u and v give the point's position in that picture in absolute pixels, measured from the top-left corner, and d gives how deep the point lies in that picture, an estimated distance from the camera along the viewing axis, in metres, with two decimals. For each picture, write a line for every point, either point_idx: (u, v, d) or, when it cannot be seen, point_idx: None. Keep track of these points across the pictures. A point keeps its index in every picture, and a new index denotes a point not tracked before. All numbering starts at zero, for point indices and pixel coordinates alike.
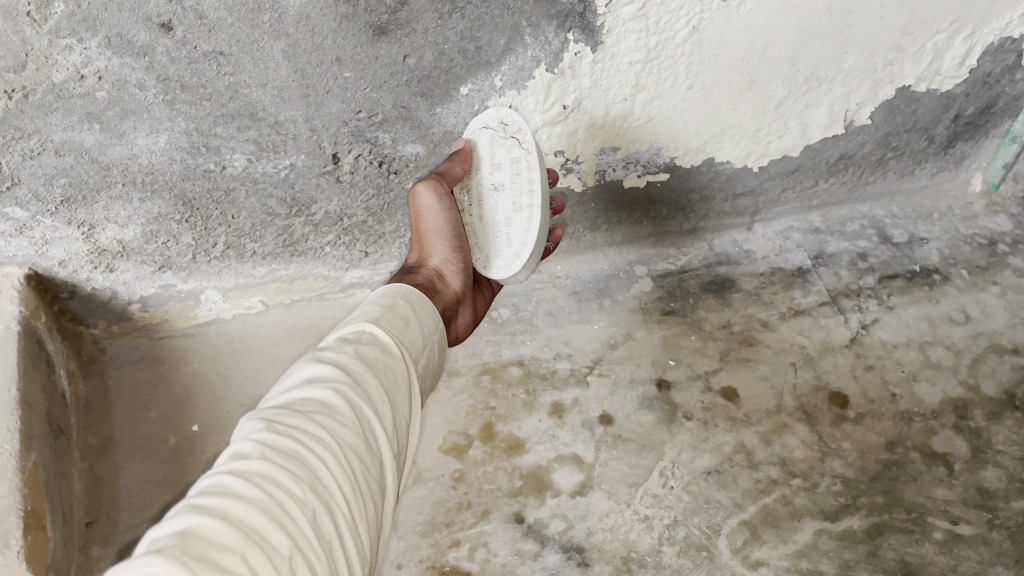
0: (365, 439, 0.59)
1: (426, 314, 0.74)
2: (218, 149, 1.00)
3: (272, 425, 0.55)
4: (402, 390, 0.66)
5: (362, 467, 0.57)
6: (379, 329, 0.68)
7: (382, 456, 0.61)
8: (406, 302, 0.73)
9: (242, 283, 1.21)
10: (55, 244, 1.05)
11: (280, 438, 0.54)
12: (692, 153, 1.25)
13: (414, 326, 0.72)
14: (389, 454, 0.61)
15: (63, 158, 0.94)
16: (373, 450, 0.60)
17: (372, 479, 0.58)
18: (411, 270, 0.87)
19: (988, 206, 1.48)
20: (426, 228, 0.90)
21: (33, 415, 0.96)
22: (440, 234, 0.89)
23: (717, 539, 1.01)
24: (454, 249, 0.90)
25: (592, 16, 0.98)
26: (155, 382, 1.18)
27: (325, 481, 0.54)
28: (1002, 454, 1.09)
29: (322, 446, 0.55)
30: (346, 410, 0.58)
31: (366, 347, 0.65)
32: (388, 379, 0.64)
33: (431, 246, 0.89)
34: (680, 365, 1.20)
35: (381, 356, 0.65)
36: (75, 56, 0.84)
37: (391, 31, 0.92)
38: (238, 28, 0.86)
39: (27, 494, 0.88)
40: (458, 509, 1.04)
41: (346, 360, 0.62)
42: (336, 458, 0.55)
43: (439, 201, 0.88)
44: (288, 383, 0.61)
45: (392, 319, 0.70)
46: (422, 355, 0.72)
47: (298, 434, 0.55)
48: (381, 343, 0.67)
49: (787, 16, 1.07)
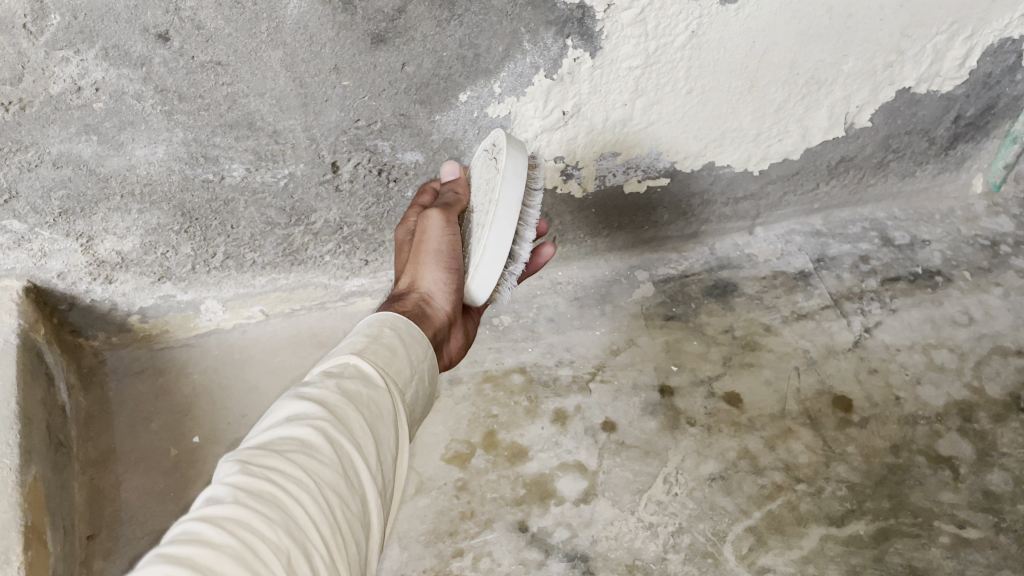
0: (346, 478, 0.56)
1: (414, 341, 0.71)
2: (217, 159, 0.99)
3: (246, 468, 0.53)
4: (388, 424, 0.63)
5: (343, 507, 0.55)
6: (364, 361, 0.65)
7: (365, 494, 0.58)
8: (393, 330, 0.70)
9: (242, 293, 1.20)
10: (54, 256, 1.04)
11: (254, 482, 0.52)
12: (692, 157, 1.25)
13: (402, 354, 0.69)
14: (373, 492, 0.59)
15: (61, 170, 0.94)
16: (354, 488, 0.57)
17: (354, 518, 0.56)
18: (398, 297, 0.80)
19: (990, 207, 1.48)
20: (426, 250, 0.83)
21: (32, 429, 0.95)
22: (439, 256, 0.81)
23: (722, 545, 1.00)
24: (450, 272, 0.81)
25: (590, 22, 0.98)
26: (155, 393, 1.18)
27: (301, 524, 0.52)
28: (1008, 457, 1.09)
29: (298, 488, 0.53)
30: (325, 449, 0.56)
31: (349, 380, 0.62)
32: (371, 414, 0.62)
33: (426, 269, 0.81)
34: (682, 370, 1.19)
35: (365, 389, 0.62)
36: (72, 68, 0.84)
37: (389, 39, 0.91)
38: (235, 38, 0.86)
39: (28, 509, 0.87)
40: (461, 518, 1.03)
41: (327, 396, 0.60)
42: (313, 500, 0.53)
43: (446, 226, 0.84)
44: (268, 420, 0.59)
45: (378, 348, 0.67)
46: (411, 384, 0.69)
47: (273, 476, 0.53)
48: (365, 376, 0.64)
49: (786, 19, 1.06)
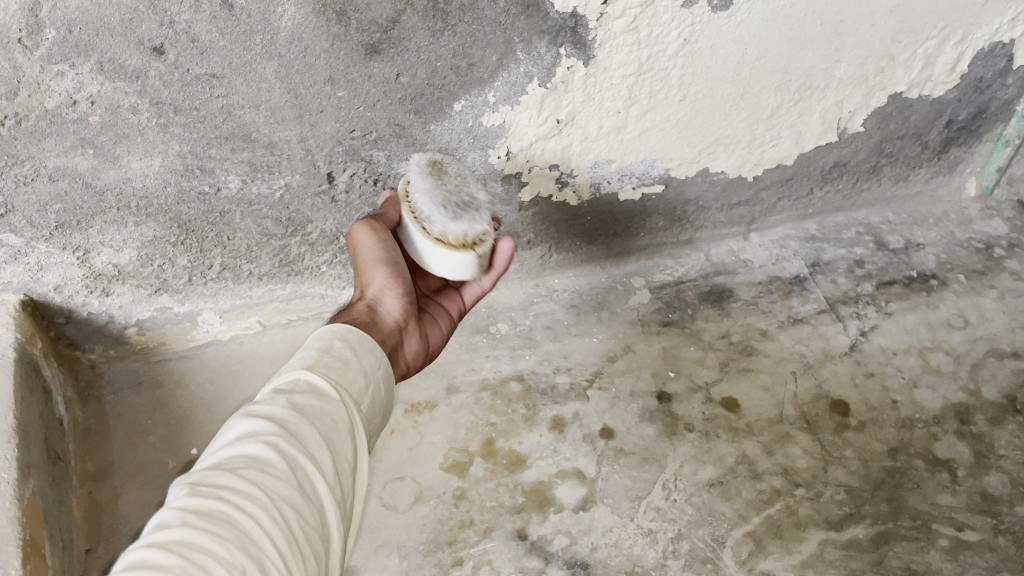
0: (301, 491, 0.56)
1: (369, 350, 0.72)
2: (212, 171, 0.99)
3: (195, 490, 0.52)
4: (345, 434, 0.63)
5: (299, 521, 0.55)
6: (315, 374, 0.64)
7: (324, 506, 0.58)
8: (344, 341, 0.70)
9: (239, 304, 1.20)
10: (50, 269, 1.04)
11: (204, 504, 0.51)
12: (686, 164, 1.25)
13: (355, 364, 0.69)
14: (332, 504, 0.59)
15: (57, 183, 0.94)
16: (312, 502, 0.57)
17: (312, 532, 0.56)
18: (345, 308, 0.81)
19: (983, 210, 1.49)
20: (362, 258, 0.84)
21: (30, 442, 0.95)
22: (377, 265, 0.83)
23: (722, 551, 1.00)
24: (394, 275, 0.84)
25: (583, 31, 0.98)
26: (153, 405, 1.18)
27: (254, 542, 0.51)
28: (1005, 459, 1.09)
29: (249, 506, 0.52)
30: (278, 465, 0.56)
31: (300, 394, 0.62)
32: (326, 425, 0.61)
33: (369, 276, 0.84)
34: (680, 376, 1.19)
35: (319, 402, 0.62)
36: (67, 82, 0.84)
37: (383, 50, 0.92)
38: (230, 51, 0.86)
39: (26, 523, 0.87)
40: (460, 527, 1.02)
41: (278, 412, 0.59)
42: (266, 517, 0.53)
43: (375, 234, 0.84)
44: (218, 442, 0.58)
45: (330, 361, 0.67)
46: (367, 393, 0.69)
47: (223, 497, 0.52)
48: (318, 389, 0.64)
49: (778, 26, 1.07)
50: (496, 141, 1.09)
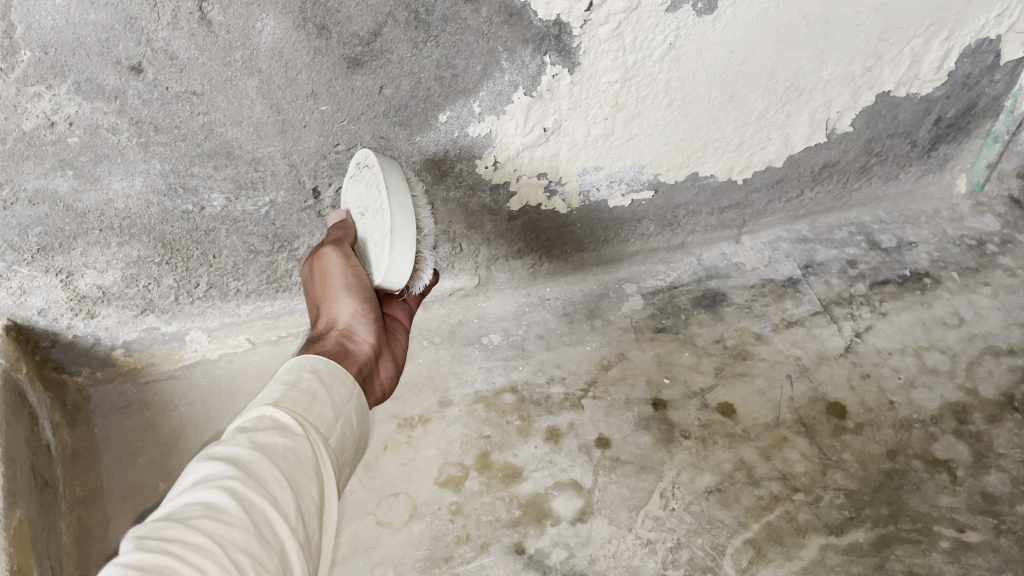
0: (258, 536, 0.54)
1: (340, 381, 0.71)
2: (196, 189, 0.98)
3: (142, 543, 0.49)
4: (309, 473, 0.62)
5: (255, 567, 0.53)
6: (280, 411, 0.64)
7: (284, 550, 0.56)
8: (313, 373, 0.70)
9: (227, 322, 1.19)
10: (34, 292, 1.02)
11: (149, 557, 0.49)
12: (676, 169, 1.24)
13: (324, 398, 0.68)
14: (293, 547, 0.57)
15: (38, 206, 0.92)
16: (270, 546, 0.55)
17: None
18: (317, 338, 0.79)
19: (974, 206, 1.49)
20: (331, 286, 0.84)
21: (16, 470, 0.93)
22: (345, 290, 0.83)
23: (722, 559, 0.98)
24: (362, 301, 0.82)
25: (567, 38, 0.97)
26: (141, 427, 1.16)
27: None
28: (1004, 458, 1.08)
29: (201, 556, 0.50)
30: (234, 510, 0.54)
31: (263, 432, 0.61)
32: (289, 463, 0.60)
33: (338, 305, 0.82)
34: (675, 383, 1.18)
35: (281, 440, 0.61)
36: (45, 103, 0.83)
37: (365, 62, 0.91)
38: (210, 68, 0.85)
39: (12, 552, 0.85)
40: (456, 542, 1.00)
41: (239, 453, 0.58)
42: (218, 565, 0.50)
43: (345, 260, 0.86)
44: (174, 489, 0.56)
45: (297, 395, 0.67)
46: (336, 428, 0.68)
47: (173, 548, 0.50)
48: (282, 426, 0.63)
49: (763, 28, 1.07)
50: (483, 151, 1.08)
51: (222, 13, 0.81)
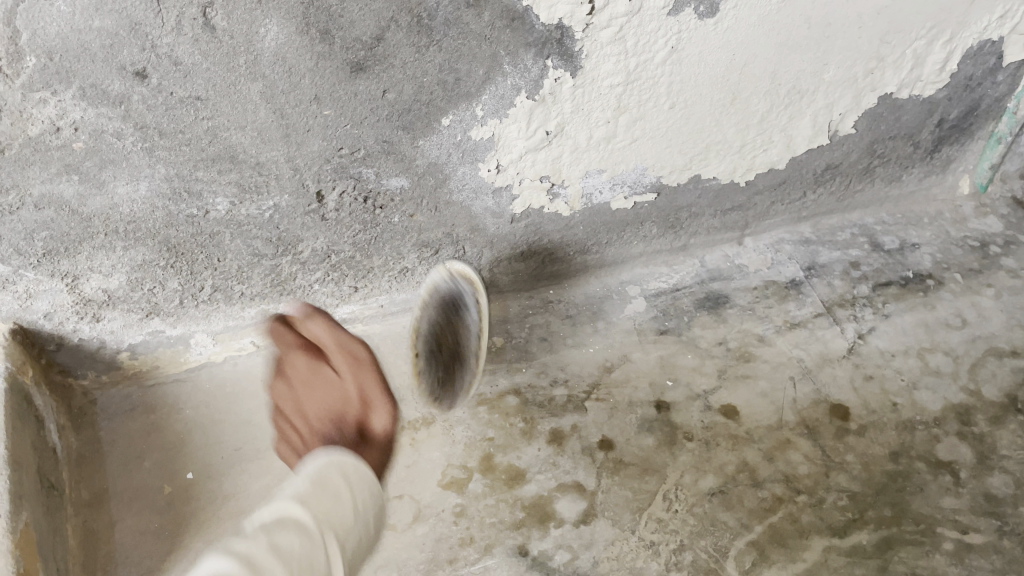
0: None
1: (359, 484, 0.82)
2: (200, 194, 0.98)
3: None
4: (320, 550, 0.72)
5: None
6: (301, 511, 0.74)
7: None
8: (337, 479, 0.81)
9: (231, 325, 1.19)
10: (40, 296, 1.03)
11: None
12: (678, 171, 1.25)
13: (341, 502, 0.78)
14: None
15: (43, 211, 0.93)
16: None
17: None
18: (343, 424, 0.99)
19: (977, 207, 1.49)
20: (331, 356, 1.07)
21: (22, 473, 0.94)
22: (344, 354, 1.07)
23: (725, 561, 0.98)
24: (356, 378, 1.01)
25: (570, 42, 0.98)
26: (147, 430, 1.14)
27: None
28: (1007, 459, 1.08)
29: None
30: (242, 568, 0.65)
31: (281, 536, 0.71)
32: (303, 570, 0.70)
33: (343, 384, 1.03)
34: (678, 385, 1.19)
35: (297, 544, 0.71)
36: (50, 109, 0.83)
37: (368, 67, 0.92)
38: (214, 73, 0.86)
39: (20, 555, 0.85)
40: (460, 544, 1.01)
41: (258, 544, 0.69)
42: None
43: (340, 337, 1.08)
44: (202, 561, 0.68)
45: (318, 498, 0.76)
46: (351, 526, 0.78)
47: None
48: (300, 526, 0.73)
49: (765, 32, 1.07)
50: (486, 154, 1.08)
51: (225, 19, 0.81)
